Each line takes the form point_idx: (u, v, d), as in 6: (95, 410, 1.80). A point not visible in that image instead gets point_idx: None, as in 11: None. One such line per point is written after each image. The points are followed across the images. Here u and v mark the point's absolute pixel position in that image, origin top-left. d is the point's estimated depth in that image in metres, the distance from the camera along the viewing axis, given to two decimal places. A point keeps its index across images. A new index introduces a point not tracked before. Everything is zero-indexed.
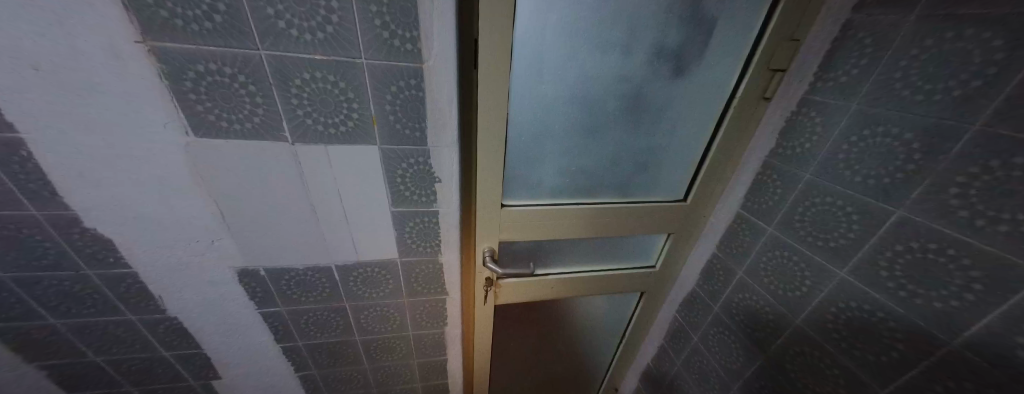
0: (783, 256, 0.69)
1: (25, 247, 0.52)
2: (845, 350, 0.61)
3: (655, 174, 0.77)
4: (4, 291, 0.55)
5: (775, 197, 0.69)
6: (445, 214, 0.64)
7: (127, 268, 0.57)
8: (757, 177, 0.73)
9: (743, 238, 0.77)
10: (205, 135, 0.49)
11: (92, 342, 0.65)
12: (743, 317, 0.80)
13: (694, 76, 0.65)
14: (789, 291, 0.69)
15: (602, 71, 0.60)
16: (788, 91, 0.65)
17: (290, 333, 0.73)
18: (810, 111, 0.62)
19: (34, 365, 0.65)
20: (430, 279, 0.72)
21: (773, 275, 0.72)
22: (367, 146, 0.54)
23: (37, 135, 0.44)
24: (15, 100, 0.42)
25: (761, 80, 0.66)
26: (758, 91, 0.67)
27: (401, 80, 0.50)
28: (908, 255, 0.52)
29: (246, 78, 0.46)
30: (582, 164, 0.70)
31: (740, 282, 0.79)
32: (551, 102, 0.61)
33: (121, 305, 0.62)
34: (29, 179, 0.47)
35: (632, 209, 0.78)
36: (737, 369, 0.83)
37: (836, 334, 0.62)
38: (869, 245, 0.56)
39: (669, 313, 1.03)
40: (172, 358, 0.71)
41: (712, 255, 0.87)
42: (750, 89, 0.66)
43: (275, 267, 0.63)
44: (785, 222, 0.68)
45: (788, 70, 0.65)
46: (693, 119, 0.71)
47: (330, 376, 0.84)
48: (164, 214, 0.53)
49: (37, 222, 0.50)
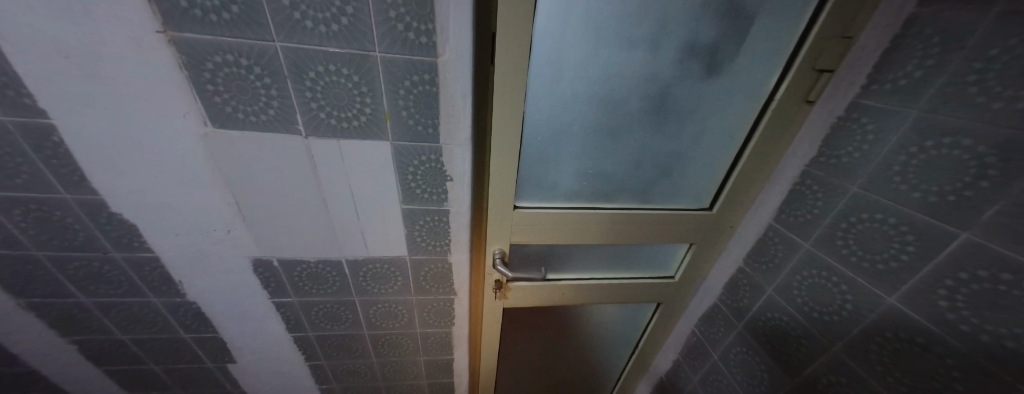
0: (821, 275, 0.63)
1: (58, 228, 0.55)
2: (889, 384, 0.56)
3: (678, 181, 0.72)
4: (40, 268, 0.59)
5: (815, 210, 0.63)
6: (455, 213, 0.62)
7: (150, 253, 0.59)
8: (794, 187, 0.67)
9: (775, 253, 0.72)
10: (222, 126, 0.49)
11: (119, 321, 0.68)
12: (771, 338, 0.74)
13: (728, 76, 0.60)
14: (825, 314, 0.63)
15: (627, 68, 0.56)
16: (836, 94, 0.59)
17: (301, 323, 0.74)
18: (861, 117, 0.56)
19: (67, 339, 0.69)
20: (438, 278, 0.71)
21: (807, 296, 0.66)
22: (379, 141, 0.53)
23: (66, 121, 0.45)
24: (45, 87, 0.43)
25: (805, 81, 0.60)
26: (800, 93, 0.61)
27: (416, 75, 0.48)
28: (973, 285, 0.46)
29: (262, 70, 0.46)
30: (601, 167, 0.67)
31: (769, 300, 0.74)
32: (570, 101, 0.58)
33: (144, 288, 0.64)
34: (61, 164, 0.49)
35: (652, 216, 0.74)
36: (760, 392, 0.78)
37: (879, 368, 0.57)
38: (926, 271, 0.50)
39: (687, 327, 0.98)
40: (191, 340, 0.74)
41: (739, 269, 0.81)
42: (791, 91, 0.61)
43: (288, 259, 0.63)
44: (824, 238, 0.62)
45: (837, 71, 0.59)
46: (725, 123, 0.65)
47: (339, 367, 0.85)
48: (184, 202, 0.54)
49: (69, 205, 0.53)
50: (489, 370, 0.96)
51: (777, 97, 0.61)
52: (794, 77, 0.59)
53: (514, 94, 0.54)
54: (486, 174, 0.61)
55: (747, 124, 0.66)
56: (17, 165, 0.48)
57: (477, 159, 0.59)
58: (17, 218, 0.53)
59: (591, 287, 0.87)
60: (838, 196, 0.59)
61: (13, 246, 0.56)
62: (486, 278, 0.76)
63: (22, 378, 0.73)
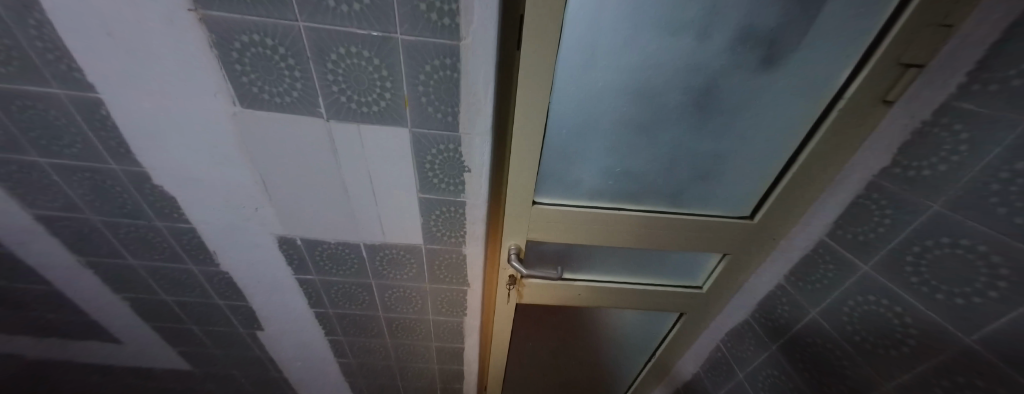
0: (879, 303, 0.56)
1: (110, 196, 0.59)
2: None
3: (716, 185, 0.66)
4: (97, 231, 0.64)
5: (880, 228, 0.55)
6: (471, 205, 0.61)
7: (188, 224, 0.63)
8: (858, 201, 0.59)
9: (825, 273, 0.64)
10: (249, 106, 0.50)
11: (163, 283, 0.74)
12: (809, 365, 0.68)
13: (787, 70, 0.52)
14: (880, 347, 0.56)
15: (668, 57, 0.50)
16: (924, 94, 0.50)
17: (322, 300, 0.76)
18: (953, 123, 0.47)
19: (121, 294, 0.76)
20: (453, 269, 0.71)
21: (859, 324, 0.59)
22: (398, 128, 0.52)
23: (112, 96, 0.48)
24: (92, 63, 0.45)
25: (883, 78, 0.51)
26: (877, 93, 0.52)
27: (437, 59, 0.46)
28: None
29: (285, 51, 0.46)
30: (630, 166, 0.62)
31: (812, 324, 0.66)
32: (601, 93, 0.53)
33: (183, 255, 0.68)
34: (110, 136, 0.52)
35: (682, 222, 0.68)
36: None
37: None
38: (1020, 312, 0.42)
39: (712, 340, 0.92)
40: (225, 307, 0.79)
41: (779, 285, 0.73)
42: (865, 89, 0.52)
43: (310, 239, 0.65)
44: (889, 261, 0.54)
45: (928, 66, 0.49)
46: (778, 124, 0.58)
47: (356, 344, 0.88)
48: (215, 179, 0.57)
49: (118, 175, 0.56)
50: (498, 361, 0.96)
51: (845, 95, 0.53)
52: (871, 73, 0.51)
53: (540, 84, 0.50)
54: (505, 167, 0.59)
55: (805, 126, 0.58)
56: (74, 136, 0.52)
57: (497, 151, 0.56)
58: (76, 185, 0.58)
59: (610, 290, 0.83)
60: (911, 214, 0.51)
61: (74, 209, 0.61)
62: (500, 272, 0.75)
63: (87, 325, 0.82)
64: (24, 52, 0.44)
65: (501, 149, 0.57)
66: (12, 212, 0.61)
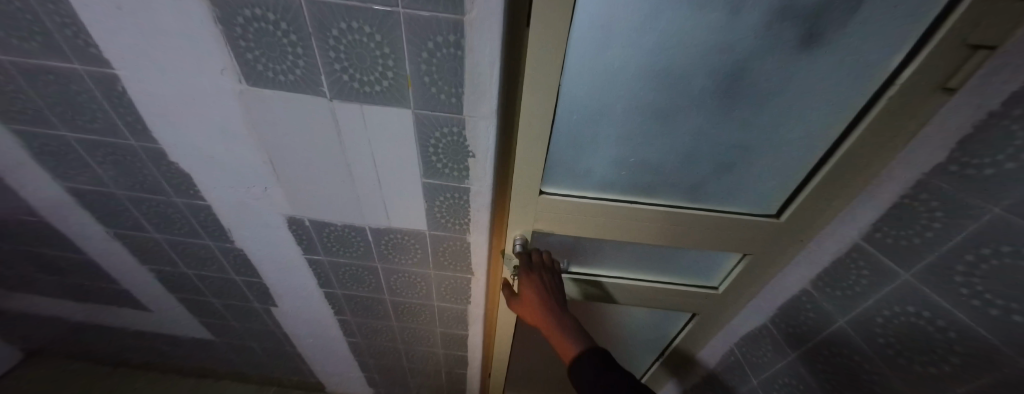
0: (919, 316, 0.50)
1: (131, 171, 0.62)
2: None
3: (738, 180, 0.61)
4: (122, 205, 0.67)
5: (927, 233, 0.49)
6: (476, 192, 0.59)
7: (203, 201, 0.65)
8: (903, 201, 0.53)
9: (857, 279, 0.59)
10: (254, 84, 0.49)
11: (183, 257, 0.77)
12: (833, 376, 0.63)
13: (830, 53, 0.46)
14: (917, 364, 0.51)
15: (694, 36, 0.45)
16: (993, 79, 0.43)
17: (330, 281, 0.77)
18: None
19: (147, 266, 0.80)
20: (457, 256, 0.70)
21: (893, 337, 0.54)
22: (401, 109, 0.50)
23: (127, 72, 0.49)
24: (106, 39, 0.46)
25: (948, 62, 0.44)
26: (937, 79, 0.46)
27: (439, 36, 0.44)
28: None
29: (288, 27, 0.45)
30: (644, 157, 0.58)
31: (839, 333, 0.62)
32: (616, 76, 0.50)
33: (201, 231, 0.71)
34: (127, 112, 0.53)
35: (699, 218, 0.64)
36: None
37: None
38: None
39: (727, 343, 0.88)
40: (240, 283, 0.82)
41: (804, 289, 0.68)
42: (922, 74, 0.46)
43: (317, 220, 0.66)
44: (934, 269, 0.49)
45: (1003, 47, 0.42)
46: (814, 113, 0.52)
47: (364, 325, 0.89)
48: (226, 157, 0.58)
49: (137, 151, 0.58)
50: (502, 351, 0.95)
51: (897, 80, 0.47)
52: (933, 55, 0.44)
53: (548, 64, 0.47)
54: (512, 153, 0.56)
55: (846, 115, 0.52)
56: (95, 111, 0.54)
57: (503, 136, 0.54)
58: (100, 159, 0.60)
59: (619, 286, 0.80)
60: (966, 218, 0.45)
61: (100, 183, 0.64)
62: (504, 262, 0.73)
63: (120, 292, 0.88)
64: (43, 26, 0.45)
65: (508, 133, 0.55)
66: (46, 183, 0.64)
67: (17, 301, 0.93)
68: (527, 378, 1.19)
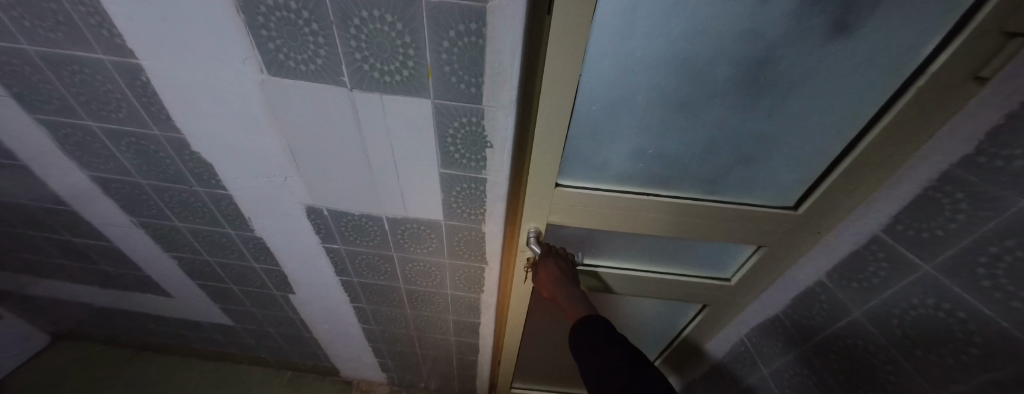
0: (937, 308, 0.51)
1: (155, 161, 0.63)
2: None
3: (755, 173, 0.61)
4: (145, 194, 0.69)
5: (949, 226, 0.49)
6: (493, 182, 0.59)
7: (224, 190, 0.66)
8: (925, 193, 0.52)
9: (874, 272, 0.59)
10: (276, 74, 0.50)
11: (204, 245, 0.79)
12: (845, 366, 0.64)
13: (857, 44, 0.46)
14: (934, 355, 0.51)
15: (722, 22, 0.44)
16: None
17: (347, 269, 0.79)
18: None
19: (169, 254, 0.82)
20: (472, 246, 0.71)
21: (909, 327, 0.54)
22: (420, 99, 0.51)
23: (151, 63, 0.49)
24: (130, 29, 0.46)
25: (980, 53, 0.44)
26: (967, 71, 0.45)
27: (461, 25, 0.44)
28: None
29: (309, 16, 0.45)
30: (663, 148, 0.58)
31: (853, 324, 0.62)
32: (636, 70, 0.49)
33: (221, 220, 0.72)
34: (151, 102, 0.54)
35: (714, 211, 0.64)
36: None
37: None
38: None
39: (737, 333, 0.88)
40: (259, 270, 0.84)
41: (818, 281, 0.68)
42: (951, 67, 0.45)
43: (335, 209, 0.67)
44: (955, 262, 0.48)
45: None
46: (836, 105, 0.52)
47: (379, 313, 0.91)
48: (247, 147, 0.58)
49: (160, 140, 0.59)
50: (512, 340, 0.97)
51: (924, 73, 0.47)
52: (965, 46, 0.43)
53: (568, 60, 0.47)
54: (529, 146, 0.57)
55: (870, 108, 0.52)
56: (120, 102, 0.55)
57: (522, 127, 0.54)
58: (124, 149, 0.62)
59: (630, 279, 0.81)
60: (990, 209, 0.45)
61: (124, 173, 0.65)
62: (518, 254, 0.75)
63: (143, 279, 0.91)
64: (68, 16, 0.46)
65: (527, 126, 0.55)
66: (72, 172, 0.66)
67: (45, 286, 0.96)
68: (535, 367, 1.21)
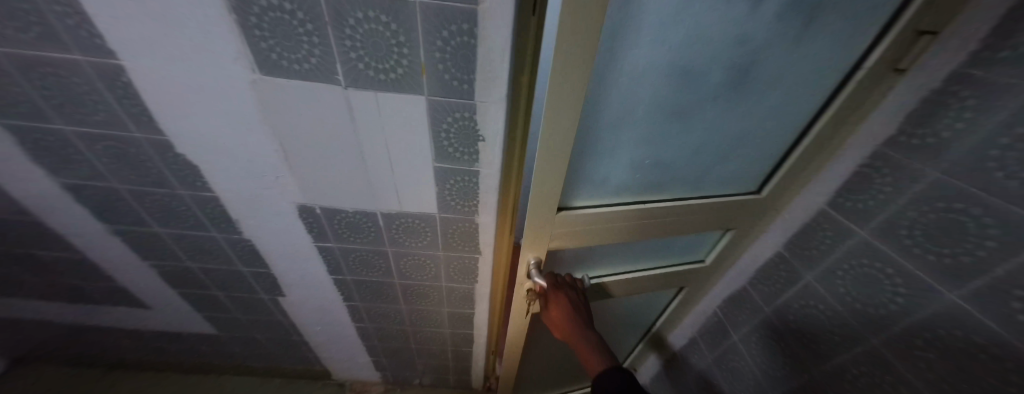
0: (871, 266, 0.59)
1: (135, 165, 0.61)
2: (931, 381, 0.54)
3: (727, 167, 0.68)
4: (123, 200, 0.66)
5: (879, 196, 0.58)
6: (485, 175, 0.63)
7: (211, 192, 0.65)
8: (860, 169, 0.61)
9: (821, 241, 0.67)
10: (268, 73, 0.50)
11: (187, 251, 0.77)
12: (801, 324, 0.72)
13: (808, 50, 0.52)
14: (871, 307, 0.60)
15: (714, 38, 0.48)
16: (934, 61, 0.51)
17: (340, 267, 0.80)
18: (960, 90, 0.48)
19: (148, 262, 0.79)
20: (466, 237, 0.74)
21: (850, 285, 0.62)
22: (414, 96, 0.53)
23: (135, 63, 0.48)
24: (113, 29, 0.45)
25: (897, 53, 0.52)
26: (887, 68, 0.54)
27: (453, 25, 0.46)
28: None
29: (304, 16, 0.46)
30: (657, 155, 0.62)
31: (805, 287, 0.71)
32: (633, 90, 0.51)
33: (207, 224, 0.71)
34: (133, 104, 0.53)
35: (697, 206, 0.70)
36: (779, 375, 0.78)
37: (921, 364, 0.55)
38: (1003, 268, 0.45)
39: (710, 307, 0.97)
40: (247, 274, 0.82)
41: (776, 253, 0.77)
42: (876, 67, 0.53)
43: (328, 207, 0.67)
44: (884, 226, 0.57)
45: (942, 32, 0.50)
46: (790, 104, 0.59)
47: (373, 310, 0.92)
48: (238, 147, 0.58)
49: (142, 144, 0.58)
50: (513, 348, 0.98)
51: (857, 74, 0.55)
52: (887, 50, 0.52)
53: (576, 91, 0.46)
54: (520, 142, 0.61)
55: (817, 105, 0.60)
56: (98, 105, 0.53)
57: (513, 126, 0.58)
58: (102, 154, 0.60)
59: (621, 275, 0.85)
60: (909, 180, 0.54)
61: (100, 178, 0.63)
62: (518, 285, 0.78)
63: (118, 291, 0.87)
64: (42, 16, 0.44)
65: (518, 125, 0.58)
66: (40, 180, 0.63)
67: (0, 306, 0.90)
68: (533, 370, 1.22)
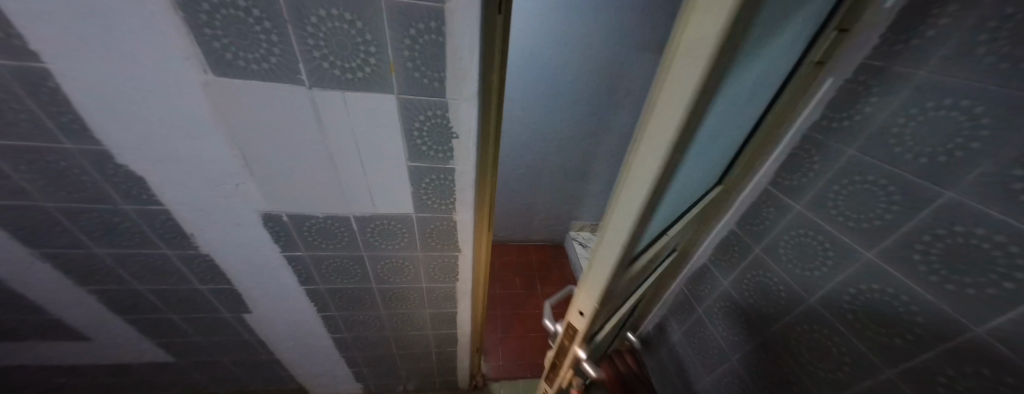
0: (808, 235, 0.68)
1: (66, 180, 0.55)
2: (858, 330, 0.62)
3: (708, 174, 0.70)
4: (53, 220, 0.60)
5: (811, 173, 0.66)
6: (461, 172, 0.63)
7: (161, 205, 0.60)
8: (795, 151, 0.69)
9: (766, 215, 0.76)
10: (222, 73, 0.48)
11: (134, 272, 0.70)
12: (754, 293, 0.80)
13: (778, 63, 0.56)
14: (809, 270, 0.68)
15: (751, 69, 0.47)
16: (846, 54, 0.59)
17: (313, 276, 0.77)
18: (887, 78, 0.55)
19: (86, 288, 0.71)
20: (444, 236, 0.74)
21: (792, 253, 0.71)
22: (383, 95, 0.52)
23: (62, 66, 0.44)
24: (35, 28, 0.41)
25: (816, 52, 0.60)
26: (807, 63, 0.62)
27: (421, 23, 0.47)
28: (948, 239, 0.51)
29: (261, 14, 0.44)
30: (683, 186, 0.59)
31: (756, 259, 0.79)
32: (703, 132, 0.47)
33: (157, 240, 0.66)
34: (62, 112, 0.48)
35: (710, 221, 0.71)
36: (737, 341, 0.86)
37: (849, 315, 0.63)
38: (907, 226, 0.54)
39: (677, 286, 1.04)
40: (206, 292, 0.77)
41: (730, 231, 0.85)
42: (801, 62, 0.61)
43: (296, 214, 0.65)
44: (816, 199, 0.66)
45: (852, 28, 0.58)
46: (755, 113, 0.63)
47: (350, 318, 0.90)
48: (191, 155, 0.54)
49: (74, 156, 0.52)
50: None
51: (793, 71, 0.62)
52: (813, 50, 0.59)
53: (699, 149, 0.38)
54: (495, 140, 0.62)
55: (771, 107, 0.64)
56: (17, 113, 0.48)
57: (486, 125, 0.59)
58: (24, 169, 0.53)
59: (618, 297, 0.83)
60: (833, 157, 0.63)
61: (23, 197, 0.56)
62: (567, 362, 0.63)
63: (49, 324, 0.77)
64: None
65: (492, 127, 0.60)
66: None
67: None
68: None
